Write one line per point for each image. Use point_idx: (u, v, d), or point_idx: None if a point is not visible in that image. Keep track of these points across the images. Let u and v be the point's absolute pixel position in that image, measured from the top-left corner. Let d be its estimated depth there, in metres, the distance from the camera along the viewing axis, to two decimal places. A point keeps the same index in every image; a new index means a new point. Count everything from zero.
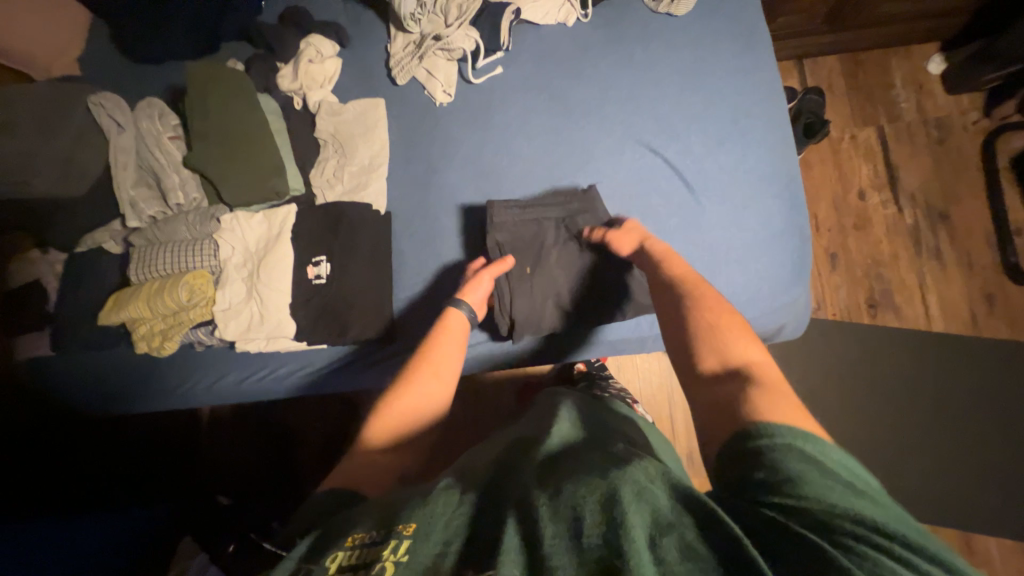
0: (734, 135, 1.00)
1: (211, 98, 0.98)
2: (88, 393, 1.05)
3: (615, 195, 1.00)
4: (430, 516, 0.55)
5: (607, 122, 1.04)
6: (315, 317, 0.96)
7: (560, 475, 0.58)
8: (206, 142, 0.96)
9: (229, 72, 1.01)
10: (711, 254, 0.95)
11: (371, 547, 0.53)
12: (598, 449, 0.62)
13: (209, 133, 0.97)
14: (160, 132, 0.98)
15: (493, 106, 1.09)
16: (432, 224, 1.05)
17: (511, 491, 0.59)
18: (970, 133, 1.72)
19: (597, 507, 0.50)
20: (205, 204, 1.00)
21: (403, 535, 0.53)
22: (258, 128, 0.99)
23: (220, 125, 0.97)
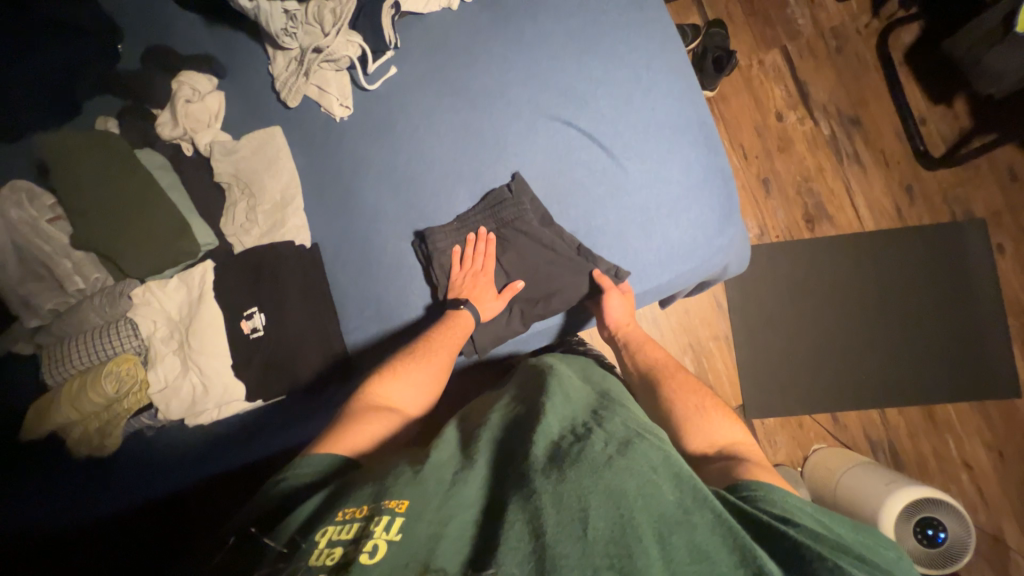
0: (640, 90, 0.99)
1: (79, 168, 0.88)
2: None
3: (540, 177, 0.98)
4: (426, 496, 0.57)
5: (515, 103, 1.01)
6: (263, 371, 0.91)
7: (559, 461, 0.60)
8: (89, 217, 0.88)
9: (88, 135, 0.91)
10: (643, 214, 0.96)
11: (363, 524, 0.54)
12: (591, 431, 0.65)
13: (93, 207, 0.88)
14: (36, 218, 0.88)
15: (395, 111, 1.04)
16: (363, 246, 1.01)
17: (508, 472, 0.61)
18: (864, 37, 1.79)
19: (600, 502, 0.54)
20: (111, 282, 0.92)
21: (395, 511, 0.54)
22: (149, 189, 0.91)
23: (97, 195, 0.88)
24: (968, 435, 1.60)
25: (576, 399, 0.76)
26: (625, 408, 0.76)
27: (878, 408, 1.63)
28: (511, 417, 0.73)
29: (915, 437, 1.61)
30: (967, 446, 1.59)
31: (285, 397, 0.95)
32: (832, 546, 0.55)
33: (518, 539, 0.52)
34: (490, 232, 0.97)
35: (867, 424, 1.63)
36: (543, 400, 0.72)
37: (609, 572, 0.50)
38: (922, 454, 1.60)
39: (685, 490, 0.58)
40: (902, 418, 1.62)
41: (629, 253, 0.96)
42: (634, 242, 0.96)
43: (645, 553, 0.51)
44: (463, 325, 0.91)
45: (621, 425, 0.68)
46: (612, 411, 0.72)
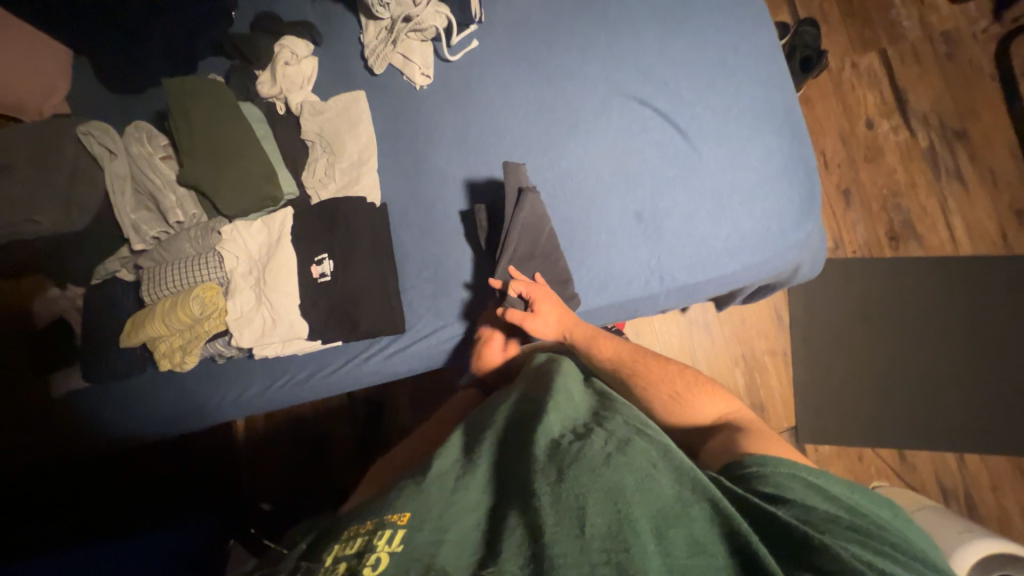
0: (723, 74, 0.96)
1: (193, 113, 0.98)
2: (117, 423, 1.04)
3: (610, 155, 0.97)
4: (427, 503, 0.52)
5: (591, 81, 1.01)
6: (326, 316, 0.97)
7: (556, 459, 0.57)
8: (195, 156, 0.97)
9: (204, 84, 1.01)
10: (714, 199, 0.92)
11: (365, 537, 0.49)
12: (591, 429, 0.62)
13: (200, 147, 0.98)
14: (151, 154, 1.00)
15: (473, 82, 1.07)
16: (428, 209, 1.04)
17: (507, 475, 0.58)
18: (979, 44, 1.63)
19: (597, 499, 0.51)
20: (205, 219, 1.01)
21: (396, 524, 0.49)
22: (248, 136, 1.00)
23: (204, 137, 0.98)
24: None
25: (581, 403, 0.72)
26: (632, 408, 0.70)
27: (955, 452, 1.47)
28: (516, 415, 0.70)
29: (997, 490, 1.43)
30: None
31: (342, 343, 1.00)
32: (827, 523, 0.53)
33: (518, 544, 0.49)
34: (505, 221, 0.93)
35: (940, 468, 1.47)
36: (545, 402, 0.69)
37: (607, 569, 0.46)
38: (1005, 512, 1.42)
39: (685, 481, 0.54)
40: (983, 466, 1.45)
41: (694, 239, 0.93)
42: (702, 227, 0.92)
43: (645, 551, 0.47)
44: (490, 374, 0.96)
45: (623, 423, 0.64)
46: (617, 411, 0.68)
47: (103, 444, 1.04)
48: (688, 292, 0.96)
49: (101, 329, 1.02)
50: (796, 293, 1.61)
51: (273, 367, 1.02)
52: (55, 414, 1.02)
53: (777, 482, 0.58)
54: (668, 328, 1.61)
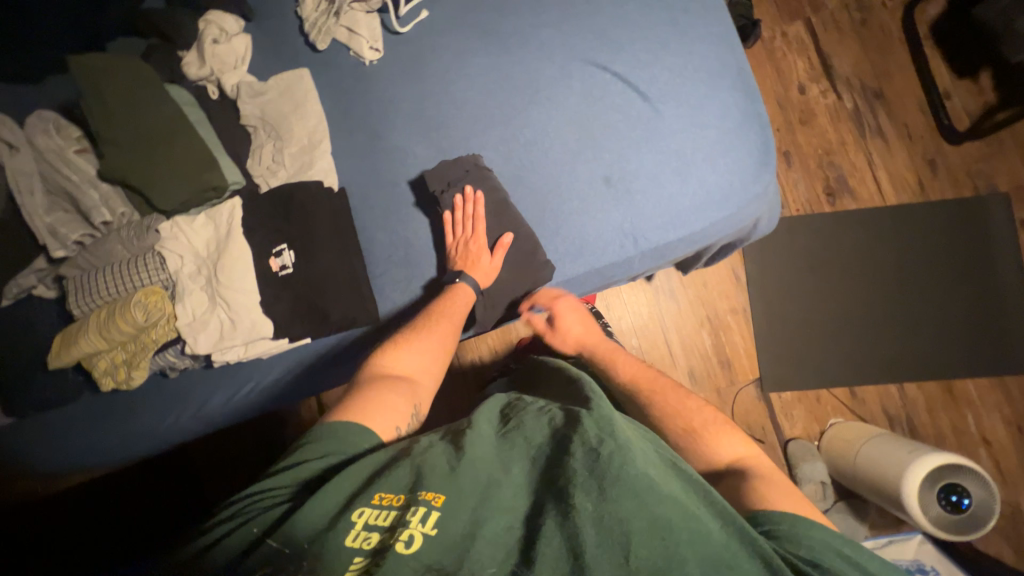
0: (675, 35, 0.98)
1: (110, 97, 0.87)
2: (53, 459, 0.91)
3: (575, 121, 0.97)
4: (463, 490, 0.54)
5: (548, 47, 0.99)
6: (291, 311, 0.90)
7: (597, 471, 0.54)
8: (119, 148, 0.86)
9: (120, 65, 0.90)
10: (678, 158, 0.94)
11: (400, 514, 0.53)
12: (634, 444, 0.58)
13: (124, 137, 0.87)
14: (63, 147, 0.87)
15: (426, 53, 1.02)
16: (391, 191, 0.99)
17: (544, 473, 0.57)
18: (889, 10, 1.78)
19: (640, 527, 0.49)
20: (137, 216, 0.90)
21: (431, 504, 0.52)
22: (179, 121, 0.90)
23: (127, 125, 0.87)
24: (987, 409, 1.59)
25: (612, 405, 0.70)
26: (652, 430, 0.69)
27: (897, 383, 1.62)
28: (549, 411, 0.67)
29: (933, 412, 1.60)
30: (986, 421, 1.58)
31: (311, 342, 0.93)
32: None
33: (554, 559, 0.48)
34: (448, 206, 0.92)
35: (885, 399, 1.62)
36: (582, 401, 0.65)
37: None
38: (941, 430, 1.58)
39: (730, 523, 0.52)
40: (920, 392, 1.61)
41: (664, 199, 0.94)
42: (669, 187, 0.94)
43: None
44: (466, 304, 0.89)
45: (657, 454, 0.61)
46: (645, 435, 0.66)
47: (39, 480, 0.92)
48: (662, 252, 0.97)
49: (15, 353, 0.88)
50: (749, 252, 1.70)
51: (234, 376, 0.93)
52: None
53: (800, 544, 0.53)
54: (637, 297, 1.65)
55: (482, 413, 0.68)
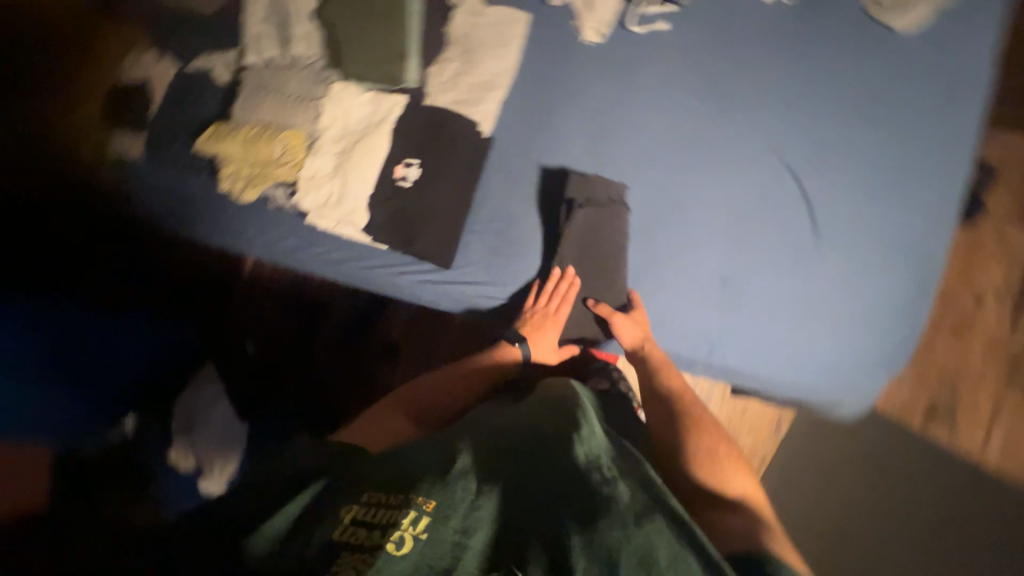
0: (888, 191, 0.88)
1: None
2: (153, 206, 1.03)
3: (732, 210, 0.91)
4: (451, 498, 0.55)
5: (756, 126, 0.92)
6: (387, 217, 0.94)
7: (582, 507, 0.55)
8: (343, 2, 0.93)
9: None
10: (807, 306, 0.86)
11: (392, 511, 0.53)
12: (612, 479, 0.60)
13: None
14: None
15: (639, 64, 0.98)
16: (529, 167, 0.99)
17: (527, 504, 0.57)
18: None
19: (626, 557, 0.50)
20: (319, 64, 0.94)
21: (423, 508, 0.53)
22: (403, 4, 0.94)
23: None
24: None
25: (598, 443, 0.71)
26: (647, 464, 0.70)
27: None
28: (528, 429, 0.70)
29: None
30: None
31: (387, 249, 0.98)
32: None
33: None
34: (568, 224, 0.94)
35: None
36: (558, 432, 0.68)
37: None
38: None
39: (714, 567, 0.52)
40: None
41: (766, 333, 0.87)
42: (779, 326, 0.87)
43: None
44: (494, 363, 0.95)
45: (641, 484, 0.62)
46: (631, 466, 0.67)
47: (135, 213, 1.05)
48: (728, 376, 0.92)
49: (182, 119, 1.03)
50: None
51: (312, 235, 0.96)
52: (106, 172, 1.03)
53: None
54: None
55: (471, 433, 0.70)
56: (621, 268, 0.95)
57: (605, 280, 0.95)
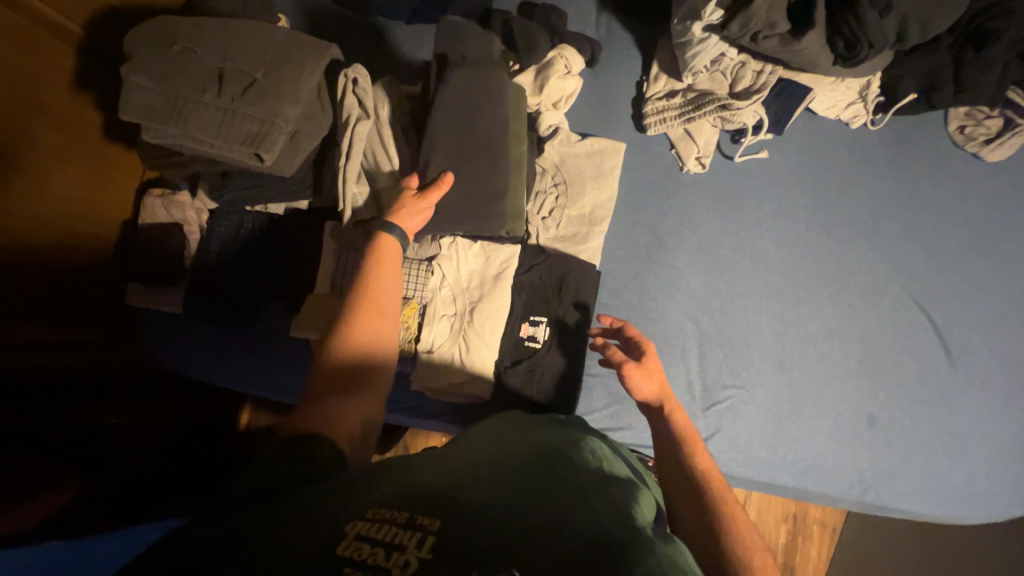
0: (1008, 316, 0.91)
1: (486, 97, 0.80)
2: (198, 363, 0.99)
3: (867, 342, 0.90)
4: (453, 510, 0.50)
5: (872, 253, 0.93)
6: (515, 384, 0.84)
7: (591, 502, 0.54)
8: (451, 147, 0.79)
9: (488, 72, 0.81)
10: (957, 441, 0.87)
11: (394, 529, 0.46)
12: (607, 483, 0.59)
13: (465, 128, 0.79)
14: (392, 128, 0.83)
15: (748, 191, 0.96)
16: (647, 302, 0.94)
17: (527, 495, 0.53)
18: None
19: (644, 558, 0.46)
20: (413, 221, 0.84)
21: (429, 529, 0.47)
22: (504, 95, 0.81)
23: (469, 126, 0.79)
24: None
25: (576, 440, 0.70)
26: (618, 461, 0.70)
27: None
28: (504, 438, 0.67)
29: None
30: None
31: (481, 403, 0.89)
32: None
33: None
34: (492, 139, 0.79)
35: None
36: (539, 440, 0.67)
37: None
38: None
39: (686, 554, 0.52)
40: None
41: (924, 470, 0.87)
42: (934, 462, 0.87)
43: None
44: (385, 346, 0.70)
45: (614, 479, 0.61)
46: (606, 460, 0.67)
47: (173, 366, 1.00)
48: (880, 512, 0.90)
49: (264, 271, 0.96)
50: None
51: (419, 406, 0.88)
52: (170, 329, 0.99)
53: None
54: None
55: (453, 439, 0.68)
56: (482, 169, 0.79)
57: (488, 192, 0.79)
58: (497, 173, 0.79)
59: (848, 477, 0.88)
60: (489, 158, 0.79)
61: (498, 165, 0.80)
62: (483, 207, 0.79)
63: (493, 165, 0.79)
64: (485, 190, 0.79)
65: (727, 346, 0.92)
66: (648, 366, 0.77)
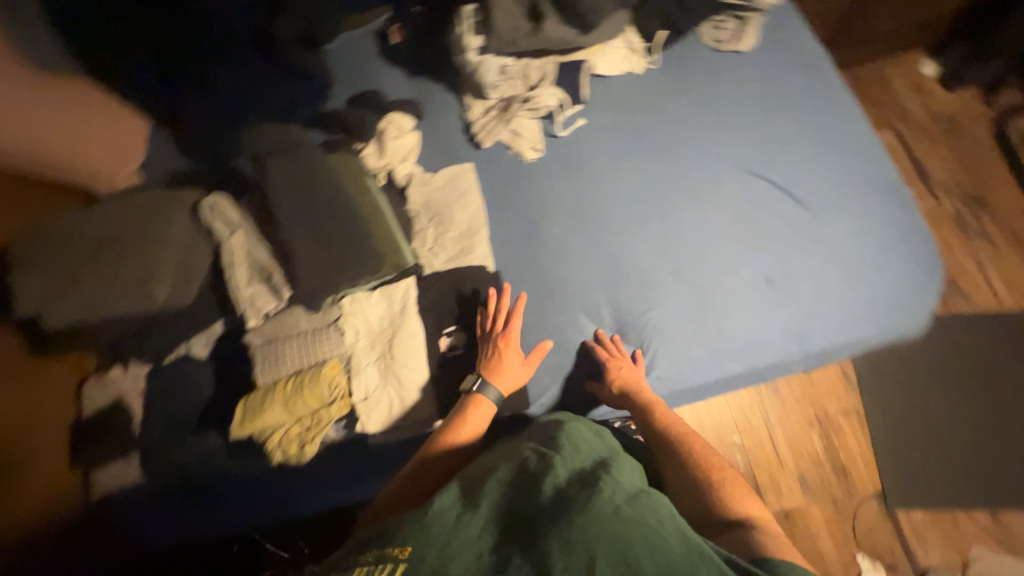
0: (830, 152, 1.02)
1: (312, 175, 0.92)
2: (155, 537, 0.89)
3: (733, 222, 1.00)
4: (432, 536, 0.61)
5: (701, 155, 1.06)
6: (456, 394, 0.89)
7: (563, 502, 0.64)
8: (303, 227, 0.89)
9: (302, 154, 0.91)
10: (847, 265, 0.94)
11: (366, 568, 0.58)
12: (592, 475, 0.68)
13: (309, 204, 0.90)
14: (250, 231, 0.92)
15: (583, 154, 1.10)
16: (545, 276, 1.04)
17: (511, 515, 0.64)
18: (978, 124, 1.85)
19: (605, 551, 0.56)
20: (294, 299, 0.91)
21: (399, 558, 0.58)
22: (327, 168, 0.93)
23: (310, 203, 0.90)
24: None
25: (572, 438, 0.78)
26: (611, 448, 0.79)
27: None
28: (502, 454, 0.78)
29: None
30: None
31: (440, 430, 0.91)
32: None
33: None
34: (335, 206, 0.91)
35: None
36: (535, 447, 0.77)
37: None
38: None
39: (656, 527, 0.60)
40: None
41: (834, 302, 0.93)
42: (840, 291, 0.93)
43: None
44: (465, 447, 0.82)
45: (600, 470, 0.70)
46: (597, 453, 0.76)
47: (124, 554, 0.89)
48: (826, 358, 0.94)
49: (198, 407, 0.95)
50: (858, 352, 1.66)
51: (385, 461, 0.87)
52: (127, 514, 0.91)
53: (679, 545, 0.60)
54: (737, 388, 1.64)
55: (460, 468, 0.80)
56: (339, 232, 0.90)
57: (354, 246, 0.90)
58: (353, 229, 0.90)
59: (776, 342, 0.94)
60: (341, 221, 0.90)
61: (352, 224, 0.90)
62: (356, 260, 0.89)
63: (346, 227, 0.90)
64: (351, 250, 0.90)
65: (625, 280, 1.01)
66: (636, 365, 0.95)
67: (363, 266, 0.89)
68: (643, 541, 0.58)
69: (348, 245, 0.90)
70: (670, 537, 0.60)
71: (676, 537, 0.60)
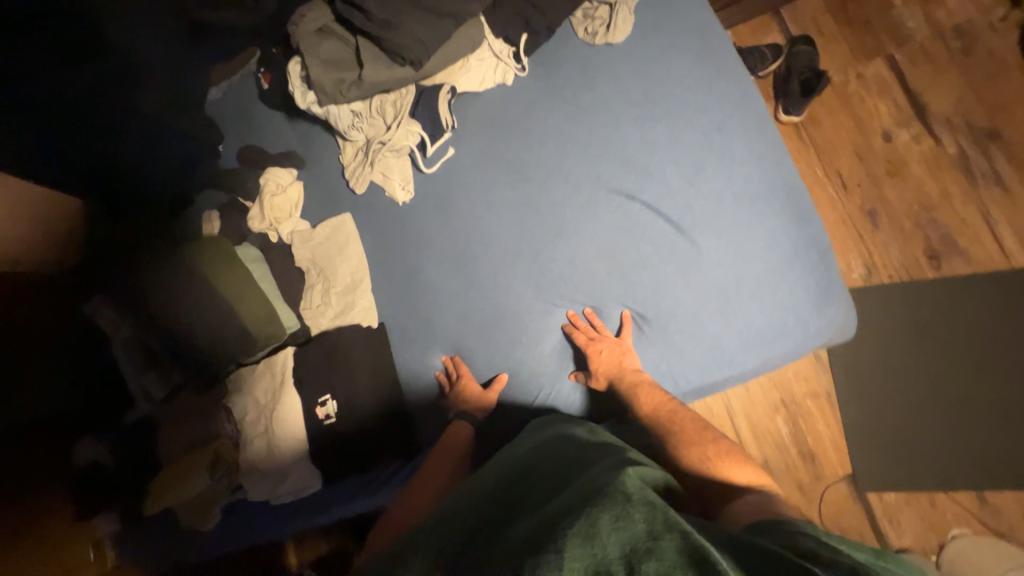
0: (712, 158, 0.90)
1: (171, 267, 0.98)
2: None
3: (603, 254, 0.93)
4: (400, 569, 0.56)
5: (573, 177, 0.96)
6: (336, 455, 0.96)
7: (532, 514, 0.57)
8: (167, 317, 0.97)
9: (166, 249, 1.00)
10: (722, 295, 0.86)
11: None
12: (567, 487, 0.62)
13: (172, 294, 0.96)
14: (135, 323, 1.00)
15: (455, 189, 1.04)
16: (426, 324, 1.03)
17: (483, 537, 0.58)
18: (998, 33, 1.50)
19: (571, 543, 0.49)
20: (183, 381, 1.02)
21: None
22: (185, 257, 0.98)
23: (171, 295, 0.96)
24: None
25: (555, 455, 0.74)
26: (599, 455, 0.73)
27: None
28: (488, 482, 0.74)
29: None
30: None
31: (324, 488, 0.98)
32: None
33: None
34: (196, 293, 0.97)
35: None
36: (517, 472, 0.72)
37: None
38: None
39: (632, 506, 0.52)
40: None
41: (707, 338, 0.87)
42: (713, 326, 0.86)
43: None
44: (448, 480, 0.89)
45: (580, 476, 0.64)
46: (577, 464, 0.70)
47: None
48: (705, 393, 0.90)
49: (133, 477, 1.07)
50: None
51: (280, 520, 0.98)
52: None
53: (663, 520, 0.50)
54: None
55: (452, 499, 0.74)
56: (206, 316, 0.96)
57: (221, 327, 0.97)
58: (218, 312, 0.98)
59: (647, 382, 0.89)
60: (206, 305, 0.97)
61: (215, 307, 0.97)
62: (226, 339, 0.98)
63: (208, 312, 0.97)
64: (218, 330, 0.97)
65: (499, 325, 0.98)
66: (621, 342, 0.89)
67: (233, 344, 0.98)
68: (609, 520, 0.50)
69: (215, 328, 0.97)
70: (644, 514, 0.51)
71: (653, 512, 0.51)
